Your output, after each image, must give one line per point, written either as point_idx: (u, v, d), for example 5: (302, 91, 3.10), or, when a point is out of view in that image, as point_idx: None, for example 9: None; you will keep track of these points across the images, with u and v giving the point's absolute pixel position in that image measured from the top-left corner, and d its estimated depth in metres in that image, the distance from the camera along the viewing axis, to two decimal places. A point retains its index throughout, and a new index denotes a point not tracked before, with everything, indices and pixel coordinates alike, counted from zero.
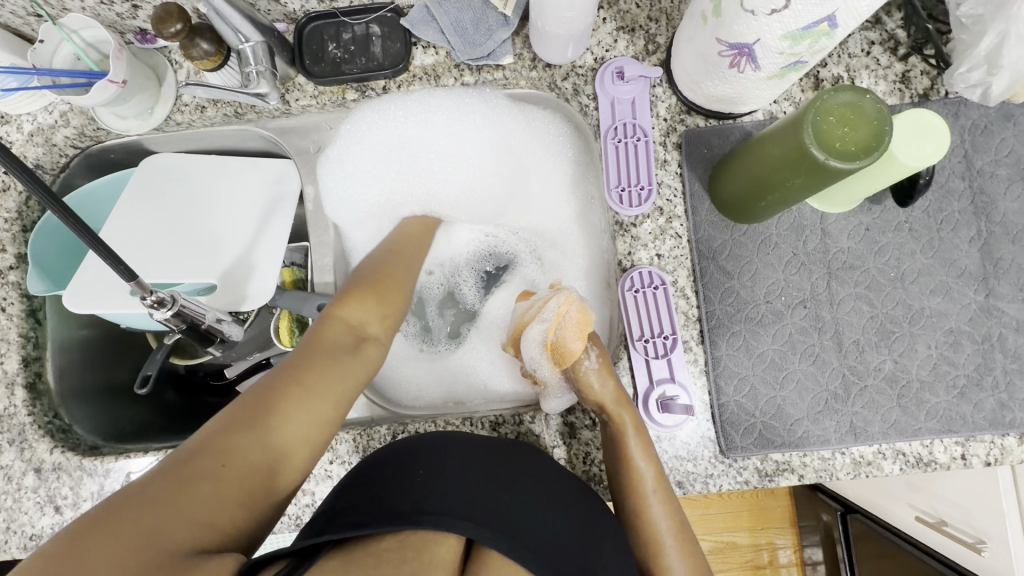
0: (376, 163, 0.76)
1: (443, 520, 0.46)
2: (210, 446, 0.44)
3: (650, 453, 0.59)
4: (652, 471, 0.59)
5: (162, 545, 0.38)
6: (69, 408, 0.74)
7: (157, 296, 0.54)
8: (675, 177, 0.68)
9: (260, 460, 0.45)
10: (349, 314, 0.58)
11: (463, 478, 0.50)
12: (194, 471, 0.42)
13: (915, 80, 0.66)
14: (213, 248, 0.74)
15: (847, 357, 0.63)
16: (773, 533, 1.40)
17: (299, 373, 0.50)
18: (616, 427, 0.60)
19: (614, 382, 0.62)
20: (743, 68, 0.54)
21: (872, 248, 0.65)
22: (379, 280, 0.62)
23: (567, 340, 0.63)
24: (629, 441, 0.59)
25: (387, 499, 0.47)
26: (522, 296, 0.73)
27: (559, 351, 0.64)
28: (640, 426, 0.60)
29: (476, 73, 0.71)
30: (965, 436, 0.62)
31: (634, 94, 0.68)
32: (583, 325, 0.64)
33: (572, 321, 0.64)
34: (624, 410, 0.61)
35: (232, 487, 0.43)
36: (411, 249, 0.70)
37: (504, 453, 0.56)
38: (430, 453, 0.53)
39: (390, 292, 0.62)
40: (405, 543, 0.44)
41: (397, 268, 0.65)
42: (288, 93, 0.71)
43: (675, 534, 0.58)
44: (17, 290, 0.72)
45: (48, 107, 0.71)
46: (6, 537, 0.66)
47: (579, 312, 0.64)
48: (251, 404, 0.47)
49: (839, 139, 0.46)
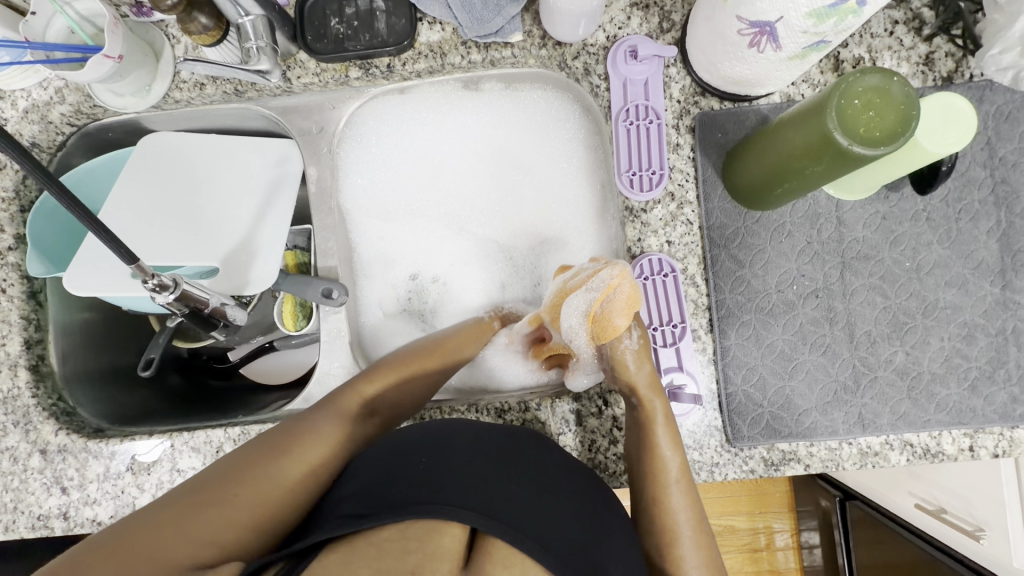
0: (398, 155, 0.80)
1: (449, 507, 0.44)
2: (228, 472, 0.48)
3: (677, 443, 0.58)
4: (678, 460, 0.57)
5: (166, 556, 0.42)
6: (74, 390, 0.74)
7: (158, 280, 0.53)
8: (687, 162, 0.66)
9: (271, 493, 0.47)
10: (377, 386, 0.57)
11: (468, 468, 0.48)
12: (209, 494, 0.46)
13: (940, 63, 0.63)
14: (214, 231, 0.72)
15: (858, 349, 0.62)
16: (771, 517, 1.41)
17: (314, 423, 0.52)
18: (643, 413, 0.59)
19: (649, 366, 0.61)
20: (763, 48, 0.52)
21: (887, 238, 0.64)
22: (415, 360, 0.60)
23: (612, 315, 0.60)
24: (656, 430, 0.58)
25: (393, 489, 0.46)
26: (561, 269, 0.70)
27: (601, 324, 0.60)
28: (669, 415, 0.59)
29: (484, 51, 0.69)
30: (974, 429, 0.61)
31: (647, 75, 0.66)
32: (632, 302, 0.60)
33: (621, 296, 0.60)
34: (657, 397, 0.59)
35: (234, 514, 0.45)
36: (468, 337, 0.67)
37: (511, 443, 0.53)
38: (439, 437, 0.52)
39: (424, 370, 0.60)
40: (406, 534, 0.43)
41: (439, 348, 0.63)
42: (289, 70, 0.69)
43: (694, 527, 0.56)
44: (17, 270, 0.71)
45: (42, 83, 0.69)
46: (13, 517, 0.67)
47: (631, 288, 0.60)
48: (265, 440, 0.50)
49: (863, 125, 0.44)
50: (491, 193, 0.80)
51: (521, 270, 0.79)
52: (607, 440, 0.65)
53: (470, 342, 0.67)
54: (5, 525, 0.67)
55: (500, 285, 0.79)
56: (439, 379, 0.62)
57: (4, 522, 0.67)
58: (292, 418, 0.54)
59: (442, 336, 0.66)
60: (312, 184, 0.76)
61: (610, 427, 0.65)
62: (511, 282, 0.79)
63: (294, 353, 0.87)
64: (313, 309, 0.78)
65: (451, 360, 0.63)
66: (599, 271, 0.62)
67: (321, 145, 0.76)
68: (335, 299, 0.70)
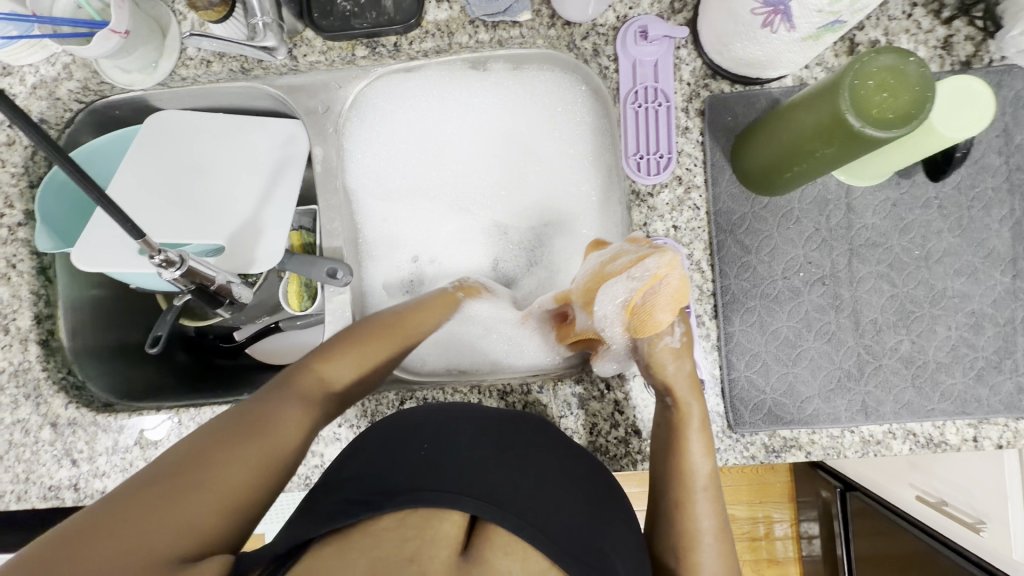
0: (404, 135, 0.79)
1: (446, 494, 0.44)
2: (195, 456, 0.44)
3: (709, 451, 0.57)
4: (708, 468, 0.56)
5: (140, 551, 0.39)
6: (83, 365, 0.75)
7: (165, 256, 0.53)
8: (695, 146, 0.65)
9: (240, 475, 0.44)
10: (331, 364, 0.55)
11: (468, 454, 0.48)
12: (175, 483, 0.42)
13: (958, 47, 0.62)
14: (220, 210, 0.73)
15: (863, 337, 0.62)
16: (771, 506, 1.42)
17: (271, 407, 0.50)
18: (680, 416, 0.58)
19: (689, 365, 0.59)
20: (776, 28, 0.50)
21: (897, 225, 0.63)
22: (370, 334, 0.58)
23: (656, 309, 0.56)
24: (691, 435, 0.57)
25: (390, 476, 0.46)
26: (596, 245, 0.66)
27: (642, 317, 0.57)
28: (704, 421, 0.58)
29: (492, 30, 0.68)
30: (978, 419, 0.61)
31: (657, 56, 0.65)
32: (679, 297, 0.56)
33: (669, 288, 0.56)
34: (694, 401, 0.58)
35: (209, 500, 0.42)
36: (427, 309, 0.65)
37: (510, 429, 0.53)
38: (437, 425, 0.52)
39: (382, 345, 0.58)
40: (404, 522, 0.43)
41: (397, 322, 0.60)
42: (295, 48, 0.69)
43: (716, 534, 0.54)
44: (27, 246, 0.72)
45: (50, 58, 0.69)
46: (26, 487, 0.68)
47: (680, 280, 0.56)
48: (223, 426, 0.47)
49: (877, 106, 0.43)
50: (496, 175, 0.80)
51: (528, 254, 0.79)
52: (609, 423, 0.65)
53: (433, 313, 0.65)
54: (18, 494, 0.68)
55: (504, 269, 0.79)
56: (400, 353, 0.61)
57: (17, 492, 0.68)
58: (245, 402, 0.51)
59: (404, 309, 0.62)
60: (318, 164, 0.75)
61: (611, 411, 0.65)
62: (516, 266, 0.79)
63: (299, 334, 0.87)
64: (318, 290, 0.78)
65: (412, 334, 0.61)
66: (644, 256, 0.57)
67: (327, 125, 0.76)
68: (339, 279, 0.69)
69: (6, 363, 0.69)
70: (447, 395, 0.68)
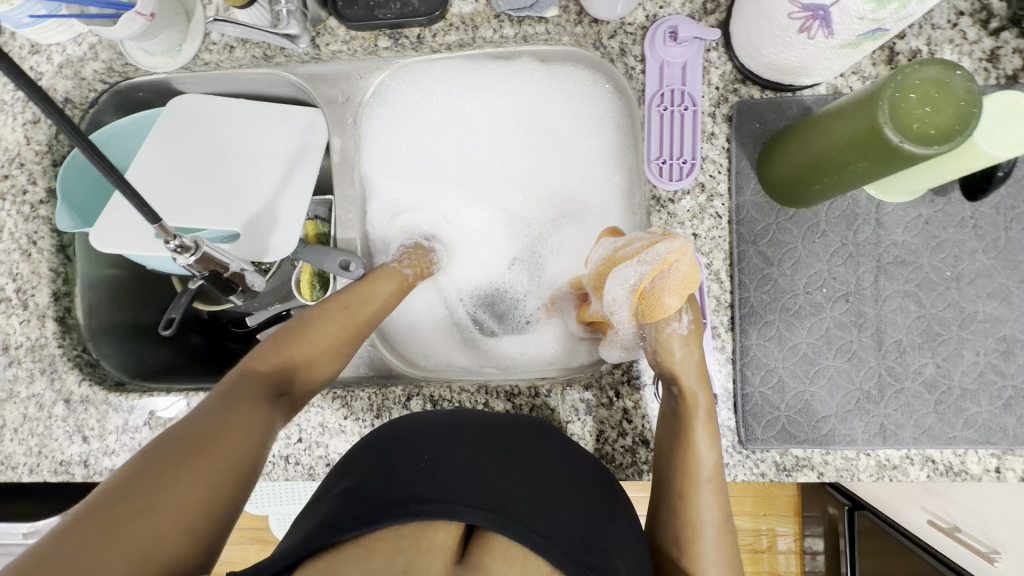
0: (425, 127, 0.79)
1: (443, 505, 0.43)
2: (147, 471, 0.41)
3: (715, 443, 0.56)
4: (713, 459, 0.55)
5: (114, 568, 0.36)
6: (97, 343, 0.77)
7: (180, 241, 0.52)
8: (721, 153, 0.63)
9: (196, 489, 0.41)
10: (267, 363, 0.54)
11: (469, 464, 0.48)
12: (125, 508, 0.39)
13: (1005, 60, 0.59)
14: (238, 196, 0.73)
15: (886, 357, 0.60)
16: (775, 520, 1.39)
17: (215, 418, 0.46)
18: (686, 408, 0.57)
19: (698, 353, 0.58)
20: (813, 34, 0.48)
21: (928, 243, 0.60)
22: (305, 330, 0.57)
23: (663, 293, 0.55)
24: (696, 426, 0.56)
25: (389, 487, 0.45)
26: (612, 233, 0.67)
27: (650, 302, 0.56)
28: (711, 411, 0.57)
29: (517, 25, 0.66)
30: (1002, 449, 0.59)
31: (686, 58, 0.63)
32: (688, 283, 0.55)
33: (678, 274, 0.55)
34: (701, 390, 0.57)
35: (166, 517, 0.39)
36: (367, 298, 0.63)
37: (511, 439, 0.53)
38: (437, 436, 0.51)
39: (322, 336, 0.58)
40: (398, 533, 0.42)
41: (333, 315, 0.60)
42: (318, 36, 0.68)
43: (719, 528, 0.53)
44: (47, 224, 0.72)
45: (77, 38, 0.69)
46: (37, 461, 0.70)
47: (690, 266, 0.55)
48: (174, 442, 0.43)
49: (917, 120, 0.41)
50: (516, 170, 0.78)
51: (548, 256, 0.78)
52: (616, 431, 0.64)
53: (379, 298, 0.64)
54: (30, 467, 0.70)
55: (519, 268, 0.78)
56: (344, 344, 0.59)
57: (29, 464, 0.70)
58: (186, 416, 0.46)
59: (348, 300, 0.62)
60: (336, 155, 0.76)
61: (620, 419, 0.64)
62: (534, 266, 0.78)
63: None
64: (330, 279, 0.79)
65: (354, 323, 0.61)
66: (655, 242, 0.57)
67: (347, 116, 0.76)
68: (352, 272, 0.69)
69: (23, 338, 0.71)
70: (453, 394, 0.67)
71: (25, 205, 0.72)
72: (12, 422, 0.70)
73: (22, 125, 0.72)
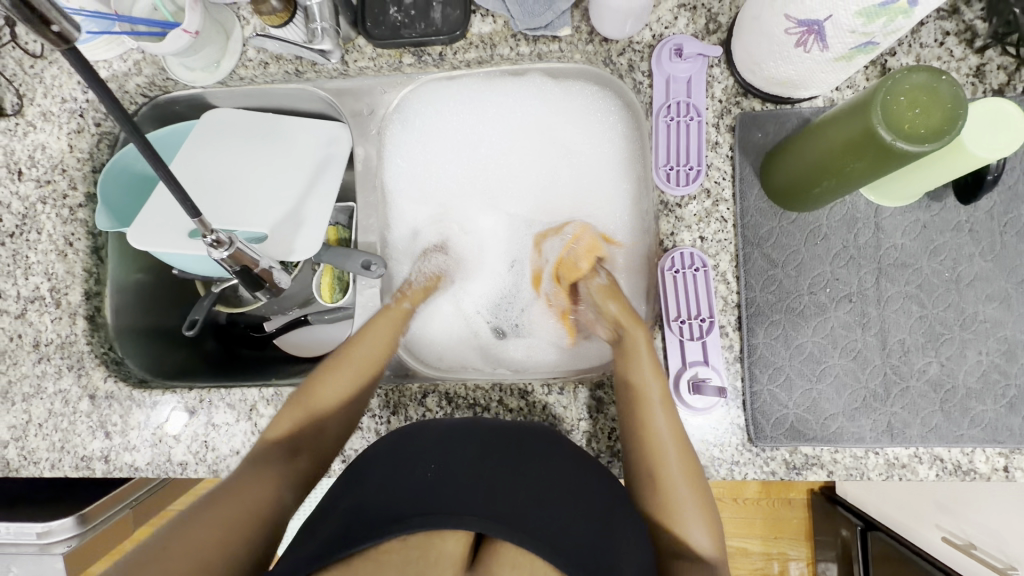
0: (442, 140, 0.83)
1: (448, 516, 0.46)
2: (178, 527, 0.52)
3: (659, 373, 0.62)
4: (666, 419, 0.60)
5: None
6: (123, 343, 0.79)
7: (217, 236, 0.55)
8: (725, 160, 0.67)
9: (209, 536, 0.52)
10: (284, 425, 0.63)
11: (472, 474, 0.51)
12: (155, 555, 0.50)
13: (990, 75, 0.63)
14: (266, 202, 0.77)
15: (891, 357, 0.62)
16: (786, 543, 1.36)
17: (236, 480, 0.58)
18: (630, 340, 0.65)
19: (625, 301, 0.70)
20: (809, 48, 0.52)
21: (927, 247, 0.63)
22: (314, 387, 0.66)
23: (576, 258, 0.76)
24: (642, 354, 0.63)
25: (394, 501, 0.48)
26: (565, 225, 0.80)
27: (569, 267, 0.77)
28: (651, 343, 0.64)
29: (532, 44, 0.71)
30: (1010, 448, 0.60)
31: (690, 73, 0.67)
32: (591, 248, 0.76)
33: (582, 243, 0.76)
34: (637, 325, 0.66)
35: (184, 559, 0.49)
36: (372, 338, 0.71)
37: (515, 447, 0.55)
38: (443, 445, 0.54)
39: (331, 385, 0.66)
40: (408, 543, 0.44)
41: (341, 362, 0.68)
42: (347, 53, 0.73)
43: (685, 475, 0.59)
44: (84, 227, 0.76)
45: (123, 55, 0.74)
46: (59, 456, 0.71)
47: (590, 237, 0.77)
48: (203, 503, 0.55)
49: (908, 122, 0.44)
50: (527, 180, 0.83)
51: None
52: None
53: (384, 340, 0.71)
54: (52, 462, 0.71)
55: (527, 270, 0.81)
56: (358, 386, 0.66)
57: (51, 460, 0.71)
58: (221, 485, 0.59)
59: (352, 349, 0.70)
60: (359, 163, 0.80)
61: None
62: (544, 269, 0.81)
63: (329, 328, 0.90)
64: (349, 283, 0.82)
65: (360, 367, 0.68)
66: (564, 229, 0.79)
67: (370, 127, 0.80)
68: (372, 271, 0.73)
69: (54, 335, 0.73)
70: (468, 390, 0.68)
71: (63, 208, 0.76)
72: (38, 417, 0.72)
73: (66, 133, 0.77)
